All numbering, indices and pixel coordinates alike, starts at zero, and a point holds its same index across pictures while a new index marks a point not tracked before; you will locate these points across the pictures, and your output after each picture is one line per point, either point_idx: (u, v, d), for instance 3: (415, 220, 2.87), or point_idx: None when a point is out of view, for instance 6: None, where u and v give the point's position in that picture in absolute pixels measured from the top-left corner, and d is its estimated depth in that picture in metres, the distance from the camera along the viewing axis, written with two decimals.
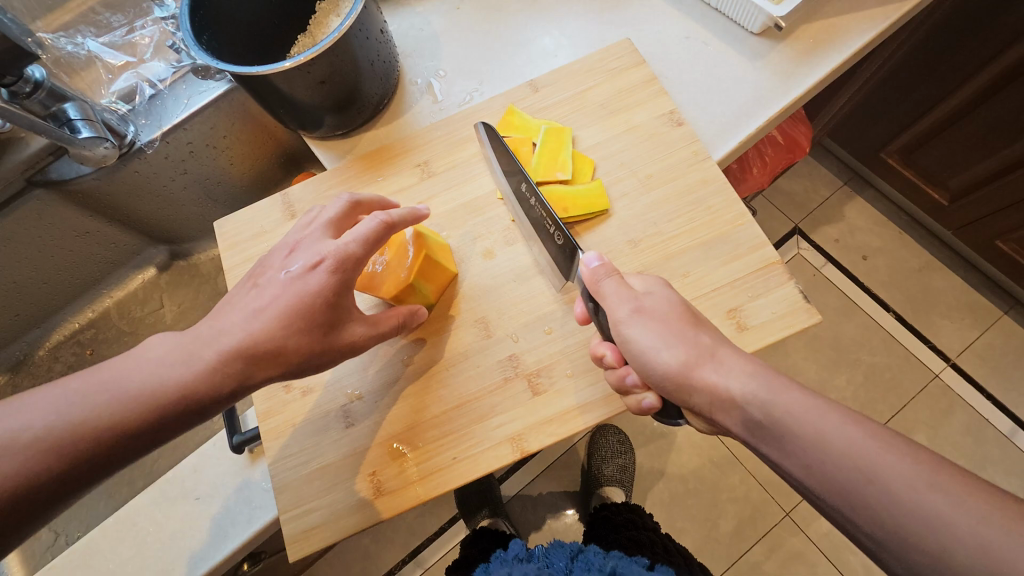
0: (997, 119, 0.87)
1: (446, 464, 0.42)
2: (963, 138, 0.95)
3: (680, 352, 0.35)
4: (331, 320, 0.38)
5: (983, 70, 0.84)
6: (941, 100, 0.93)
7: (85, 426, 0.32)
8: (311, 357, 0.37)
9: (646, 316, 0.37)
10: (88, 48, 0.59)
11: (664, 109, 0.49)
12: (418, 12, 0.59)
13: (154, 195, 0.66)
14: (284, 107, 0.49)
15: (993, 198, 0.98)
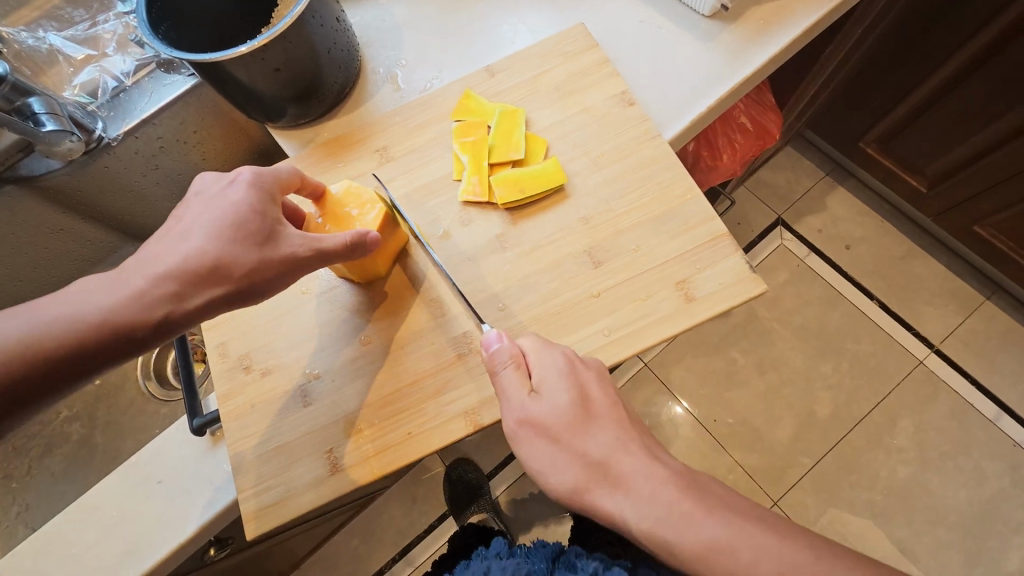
0: (969, 102, 0.88)
1: (401, 439, 0.42)
2: (935, 127, 0.96)
3: (572, 478, 0.37)
4: (262, 231, 0.38)
5: (949, 60, 0.86)
6: (912, 90, 0.95)
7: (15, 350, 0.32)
8: (249, 269, 0.37)
9: (543, 436, 0.38)
10: (50, 42, 0.59)
11: (617, 90, 0.50)
12: (380, 4, 0.60)
13: (126, 191, 0.67)
14: (244, 97, 0.50)
15: (968, 183, 1.00)
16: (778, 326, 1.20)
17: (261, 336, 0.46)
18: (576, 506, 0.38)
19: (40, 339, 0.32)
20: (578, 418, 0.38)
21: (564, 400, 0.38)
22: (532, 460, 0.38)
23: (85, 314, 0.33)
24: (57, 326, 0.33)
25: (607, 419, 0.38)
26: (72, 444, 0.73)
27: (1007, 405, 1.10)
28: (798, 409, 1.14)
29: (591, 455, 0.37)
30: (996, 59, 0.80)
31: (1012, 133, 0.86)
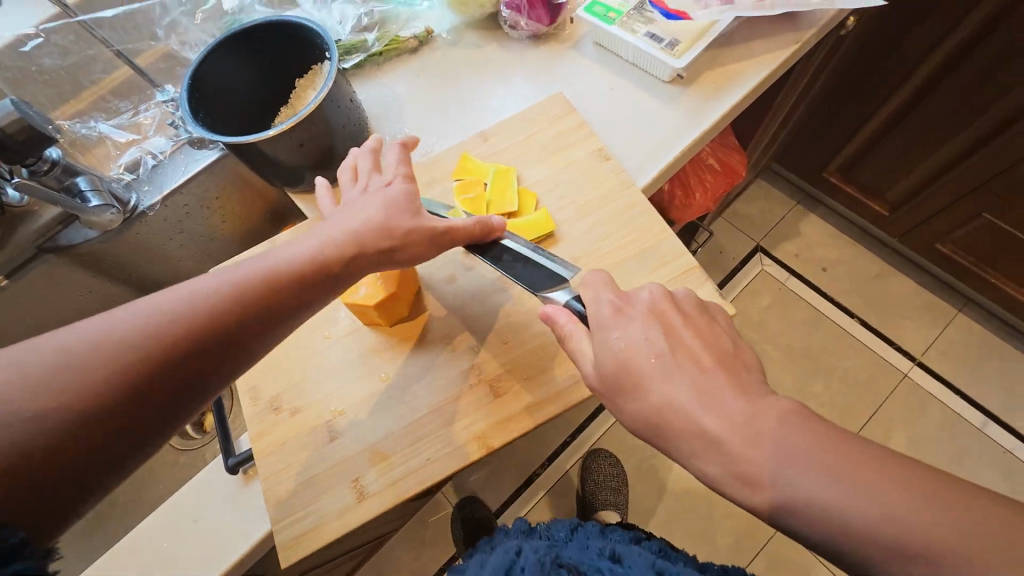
0: (914, 132, 1.00)
1: (420, 464, 0.46)
2: (893, 153, 1.07)
3: (671, 385, 0.37)
4: (393, 200, 0.45)
5: (894, 96, 0.98)
6: (866, 122, 1.06)
7: (201, 311, 0.34)
8: (390, 228, 0.43)
9: (635, 343, 0.39)
10: (100, 130, 0.67)
11: (594, 147, 0.58)
12: (385, 82, 0.68)
13: (154, 253, 0.73)
14: (269, 168, 0.58)
15: (927, 204, 1.09)
16: (766, 348, 1.26)
17: (290, 378, 0.51)
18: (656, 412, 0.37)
19: (222, 299, 0.35)
20: (658, 330, 0.40)
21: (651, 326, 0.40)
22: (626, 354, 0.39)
23: (261, 275, 0.37)
24: (234, 287, 0.36)
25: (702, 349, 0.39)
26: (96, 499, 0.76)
27: (993, 413, 1.15)
28: None
29: (691, 369, 0.38)
30: (931, 96, 0.93)
31: (959, 155, 0.96)
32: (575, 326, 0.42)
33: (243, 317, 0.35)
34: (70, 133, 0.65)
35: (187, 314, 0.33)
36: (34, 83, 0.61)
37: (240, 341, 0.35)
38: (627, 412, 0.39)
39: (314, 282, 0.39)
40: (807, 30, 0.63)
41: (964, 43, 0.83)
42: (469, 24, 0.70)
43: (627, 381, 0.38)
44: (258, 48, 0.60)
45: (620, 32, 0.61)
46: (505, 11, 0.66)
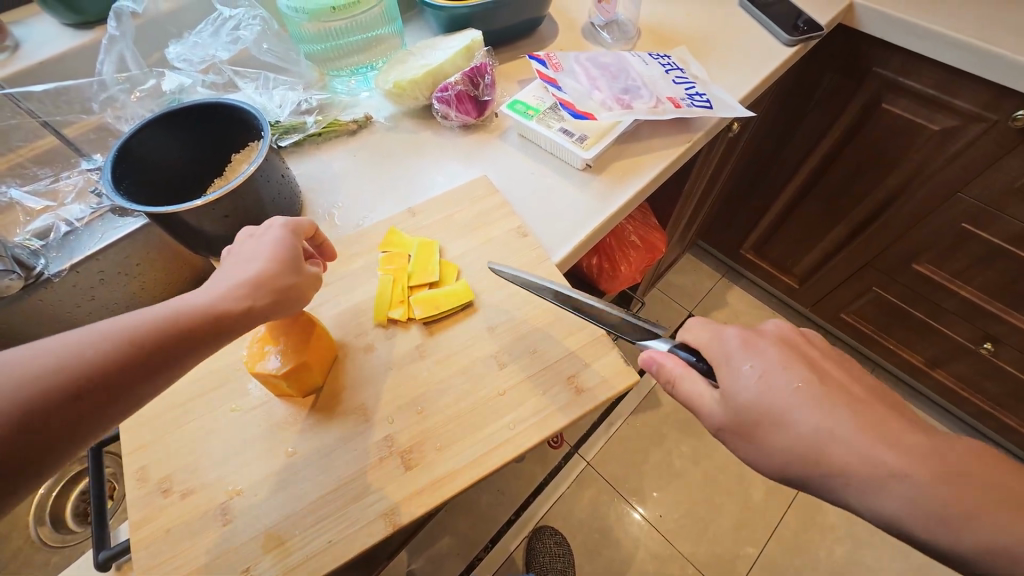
0: (809, 217, 1.21)
1: (320, 548, 0.43)
2: (795, 231, 1.27)
3: (819, 425, 0.36)
4: (284, 248, 0.45)
5: (792, 179, 1.17)
6: (771, 204, 1.25)
7: (52, 379, 0.32)
8: (275, 278, 0.43)
9: (765, 383, 0.38)
10: (11, 195, 0.64)
11: (513, 225, 0.63)
12: (322, 159, 0.72)
13: (55, 323, 0.68)
14: (193, 237, 0.59)
15: (831, 277, 1.27)
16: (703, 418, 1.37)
17: (184, 457, 0.48)
18: (819, 458, 0.36)
19: (80, 365, 0.33)
20: (794, 366, 0.39)
21: (781, 362, 0.39)
22: (762, 390, 0.38)
23: (127, 331, 0.35)
24: (93, 346, 0.34)
25: (835, 378, 0.39)
26: None
27: None
28: (734, 495, 1.27)
29: (832, 405, 0.37)
30: (816, 188, 1.14)
31: (850, 235, 1.14)
32: (683, 371, 0.42)
33: (73, 391, 0.32)
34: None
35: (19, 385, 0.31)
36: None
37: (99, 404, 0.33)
38: (749, 450, 0.39)
39: (165, 351, 0.36)
40: (697, 132, 0.75)
41: (834, 147, 1.04)
42: (406, 113, 0.77)
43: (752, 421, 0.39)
44: (195, 126, 0.63)
45: (538, 127, 0.70)
46: (437, 104, 0.73)
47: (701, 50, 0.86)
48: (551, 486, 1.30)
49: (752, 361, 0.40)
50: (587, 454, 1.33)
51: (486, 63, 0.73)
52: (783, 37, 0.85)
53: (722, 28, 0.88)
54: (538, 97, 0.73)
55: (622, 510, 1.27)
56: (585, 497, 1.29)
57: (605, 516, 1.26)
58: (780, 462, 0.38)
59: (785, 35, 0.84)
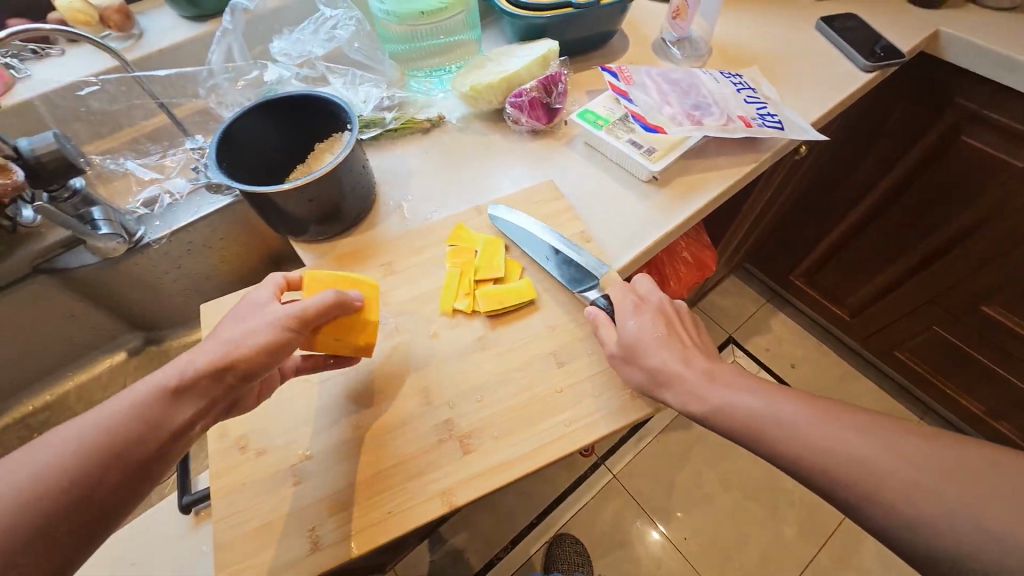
0: (868, 245, 1.16)
1: (381, 517, 0.46)
2: (851, 262, 1.24)
3: (667, 357, 0.48)
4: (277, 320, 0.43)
5: (852, 208, 1.13)
6: (827, 232, 1.23)
7: (16, 497, 0.33)
8: (259, 355, 0.42)
9: (641, 326, 0.51)
10: (127, 167, 0.72)
11: (577, 231, 0.65)
12: (396, 154, 0.76)
13: (147, 283, 0.78)
14: (279, 218, 0.64)
15: (886, 312, 1.23)
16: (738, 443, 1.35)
17: (260, 418, 0.52)
18: (663, 380, 0.48)
19: (47, 478, 0.34)
20: (668, 320, 0.52)
21: (660, 316, 0.52)
22: (642, 331, 0.50)
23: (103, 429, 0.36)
24: (68, 452, 0.35)
25: (692, 336, 0.51)
26: None
27: None
28: (765, 525, 1.24)
29: (684, 351, 0.49)
30: (880, 218, 1.10)
31: (909, 272, 1.10)
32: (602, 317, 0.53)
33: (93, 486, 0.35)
34: (99, 165, 0.70)
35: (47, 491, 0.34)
36: (77, 120, 0.67)
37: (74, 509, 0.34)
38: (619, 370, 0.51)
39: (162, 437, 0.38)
40: (765, 152, 0.74)
41: (901, 180, 1.01)
42: (477, 115, 0.80)
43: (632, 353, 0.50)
44: (290, 116, 0.68)
45: (606, 137, 0.71)
46: (509, 108, 0.75)
47: (773, 70, 0.86)
48: (574, 495, 1.30)
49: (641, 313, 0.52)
50: (614, 467, 1.32)
51: (561, 72, 0.76)
52: (861, 62, 0.83)
53: (797, 51, 0.88)
54: (608, 108, 0.74)
55: (646, 528, 1.25)
56: (608, 509, 1.28)
57: (628, 532, 1.25)
58: (638, 381, 0.49)
59: (864, 60, 0.83)
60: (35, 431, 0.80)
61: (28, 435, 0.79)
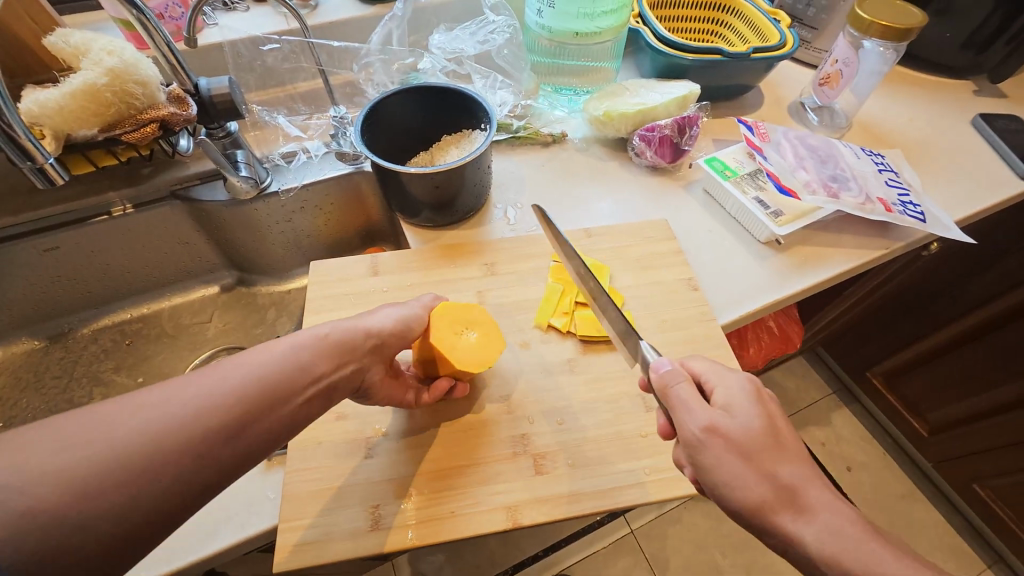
0: (967, 360, 1.10)
1: (444, 515, 0.45)
2: (946, 373, 1.16)
3: (768, 479, 0.40)
4: (400, 315, 0.49)
5: (961, 318, 1.07)
6: (924, 335, 1.16)
7: (178, 414, 0.33)
8: (388, 335, 0.48)
9: (733, 432, 0.41)
10: (279, 121, 0.78)
11: (685, 275, 0.63)
12: (514, 161, 0.78)
13: (257, 230, 0.82)
14: (397, 196, 0.66)
15: (985, 437, 1.14)
16: None
17: None
18: (767, 508, 0.39)
19: (202, 403, 0.34)
20: (763, 420, 0.42)
21: (754, 415, 0.42)
22: (734, 437, 0.41)
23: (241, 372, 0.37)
24: (186, 406, 0.34)
25: (792, 446, 0.42)
26: None
27: None
28: None
29: (784, 472, 0.40)
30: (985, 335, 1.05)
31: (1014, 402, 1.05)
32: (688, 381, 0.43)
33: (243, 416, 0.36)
34: (257, 115, 0.77)
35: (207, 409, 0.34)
36: (251, 72, 0.76)
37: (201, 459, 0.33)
38: (715, 468, 0.40)
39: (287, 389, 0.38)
40: (896, 241, 0.70)
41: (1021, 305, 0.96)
42: (600, 140, 0.81)
43: (746, 449, 0.41)
44: (431, 104, 0.71)
45: (732, 188, 0.69)
46: (636, 140, 0.75)
47: (917, 158, 0.81)
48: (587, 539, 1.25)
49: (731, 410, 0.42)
50: (634, 522, 1.25)
51: (698, 116, 0.74)
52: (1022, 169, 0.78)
53: (948, 144, 0.83)
54: (737, 160, 0.73)
55: None
56: (619, 564, 1.23)
57: None
58: (755, 499, 0.39)
59: None
60: (125, 337, 0.85)
61: (118, 340, 0.85)
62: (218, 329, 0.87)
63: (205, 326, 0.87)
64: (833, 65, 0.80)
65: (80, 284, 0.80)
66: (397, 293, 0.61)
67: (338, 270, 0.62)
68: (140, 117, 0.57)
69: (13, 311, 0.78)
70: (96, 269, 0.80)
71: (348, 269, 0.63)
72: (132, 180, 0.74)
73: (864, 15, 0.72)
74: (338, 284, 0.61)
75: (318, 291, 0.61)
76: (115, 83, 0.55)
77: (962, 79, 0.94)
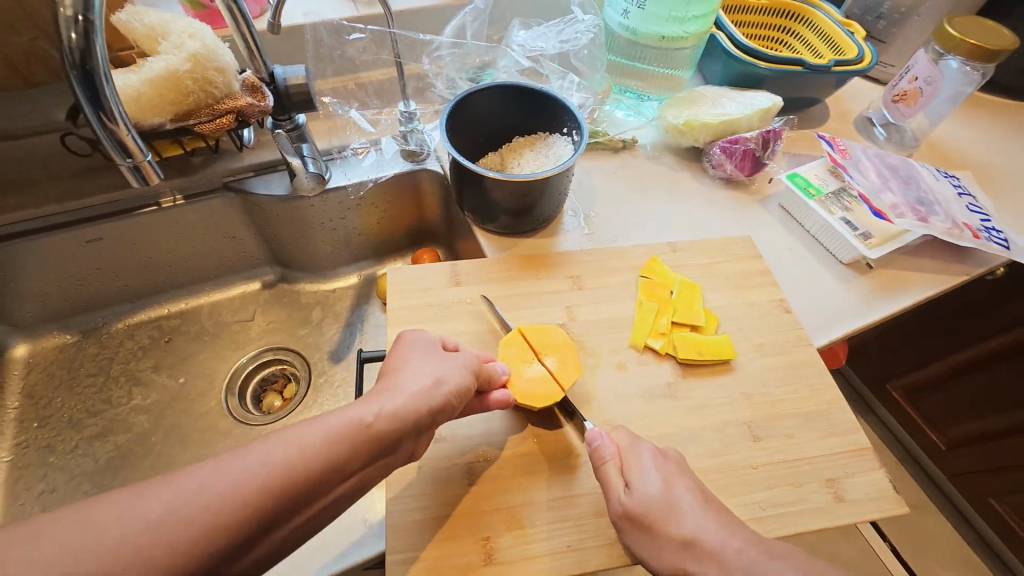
0: (995, 380, 1.12)
1: (557, 549, 0.43)
2: (973, 391, 1.17)
3: (676, 549, 0.39)
4: (464, 365, 0.43)
5: (997, 339, 1.08)
6: (954, 352, 1.16)
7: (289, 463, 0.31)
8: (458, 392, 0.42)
9: (642, 506, 0.41)
10: (351, 114, 0.74)
11: (778, 296, 0.61)
12: (585, 167, 0.75)
13: (310, 228, 0.78)
14: (479, 200, 0.63)
15: (1009, 454, 1.16)
16: None
17: None
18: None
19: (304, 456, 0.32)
20: (667, 486, 0.42)
21: (655, 485, 0.42)
22: (643, 515, 0.40)
23: (316, 444, 0.33)
24: (286, 451, 0.31)
25: (698, 504, 0.41)
26: (129, 435, 0.71)
27: None
28: None
29: (688, 533, 0.39)
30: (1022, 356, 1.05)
31: None
32: (615, 464, 0.43)
33: (330, 473, 0.33)
34: (330, 108, 0.73)
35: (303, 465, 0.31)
36: (330, 63, 0.71)
37: (237, 558, 0.29)
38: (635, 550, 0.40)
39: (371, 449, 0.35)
40: (976, 267, 0.69)
41: None
42: (672, 148, 0.78)
43: (652, 518, 0.40)
44: (513, 103, 0.67)
45: (817, 207, 0.68)
46: (715, 151, 0.73)
47: (987, 181, 0.80)
48: None
49: (640, 485, 0.42)
50: None
51: (781, 129, 0.72)
52: None
53: (1016, 167, 0.82)
54: (820, 177, 0.71)
55: None
56: None
57: None
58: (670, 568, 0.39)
59: None
60: (163, 334, 0.80)
61: (156, 336, 0.80)
62: (262, 328, 0.83)
63: (247, 324, 0.83)
64: (912, 82, 0.79)
65: (119, 277, 0.75)
66: (482, 305, 0.58)
67: (418, 278, 0.59)
68: (217, 107, 0.52)
69: (45, 303, 0.73)
70: (136, 261, 0.75)
71: (429, 277, 0.59)
72: (184, 170, 0.69)
73: (954, 31, 0.70)
74: (420, 293, 0.58)
75: (399, 300, 0.57)
76: (197, 69, 0.50)
77: None
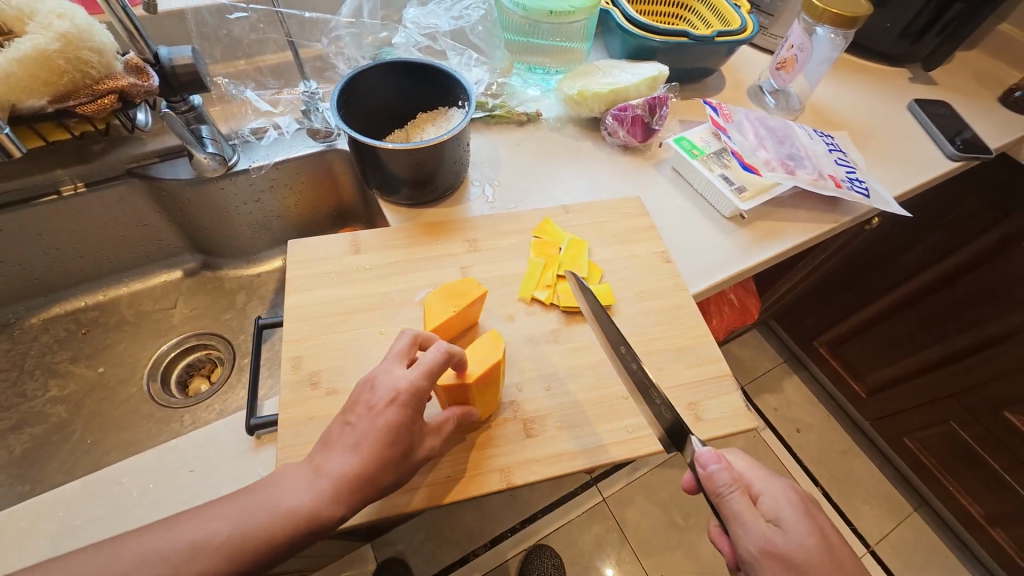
0: (895, 326, 1.22)
1: (440, 480, 0.47)
2: (879, 338, 1.28)
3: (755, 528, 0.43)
4: (376, 445, 0.41)
5: (892, 289, 1.18)
6: (860, 305, 1.26)
7: (193, 541, 0.37)
8: (369, 473, 0.41)
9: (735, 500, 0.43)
10: (246, 95, 0.77)
11: (658, 249, 0.66)
12: (489, 140, 0.79)
13: (222, 212, 0.78)
14: (378, 173, 0.65)
15: (912, 395, 1.27)
16: None
17: (338, 360, 0.53)
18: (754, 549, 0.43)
19: (208, 541, 0.37)
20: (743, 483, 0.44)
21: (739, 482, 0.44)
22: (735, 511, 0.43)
23: (202, 547, 0.37)
24: (195, 536, 0.37)
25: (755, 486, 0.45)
26: (45, 425, 0.71)
27: None
28: None
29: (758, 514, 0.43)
30: (917, 303, 1.15)
31: (936, 360, 1.16)
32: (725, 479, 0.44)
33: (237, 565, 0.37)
34: (223, 88, 0.76)
35: (207, 554, 0.36)
36: (216, 42, 0.75)
37: None
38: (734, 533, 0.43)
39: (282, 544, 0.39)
40: (844, 216, 0.76)
41: (947, 273, 1.07)
42: (574, 119, 0.82)
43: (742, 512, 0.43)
44: (405, 79, 0.70)
45: (699, 166, 0.73)
46: (610, 119, 0.77)
47: (860, 140, 0.88)
48: (562, 509, 1.27)
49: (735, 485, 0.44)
50: (605, 490, 1.29)
51: (666, 96, 0.77)
52: (949, 150, 0.85)
53: (887, 126, 0.90)
54: (704, 139, 0.76)
55: (626, 559, 1.22)
56: (593, 529, 1.25)
57: (607, 558, 1.22)
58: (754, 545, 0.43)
59: (953, 148, 0.85)
60: (80, 327, 0.80)
61: (73, 329, 0.80)
62: (184, 315, 0.83)
63: (170, 311, 0.83)
64: (789, 50, 0.85)
65: (25, 272, 0.75)
66: (379, 270, 0.61)
67: (320, 248, 0.62)
68: (97, 87, 0.54)
69: None
70: (42, 254, 0.74)
71: (330, 248, 0.62)
72: (82, 158, 0.69)
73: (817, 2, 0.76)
74: (321, 262, 0.61)
75: (300, 270, 0.60)
76: (68, 49, 0.51)
77: (900, 66, 1.02)
